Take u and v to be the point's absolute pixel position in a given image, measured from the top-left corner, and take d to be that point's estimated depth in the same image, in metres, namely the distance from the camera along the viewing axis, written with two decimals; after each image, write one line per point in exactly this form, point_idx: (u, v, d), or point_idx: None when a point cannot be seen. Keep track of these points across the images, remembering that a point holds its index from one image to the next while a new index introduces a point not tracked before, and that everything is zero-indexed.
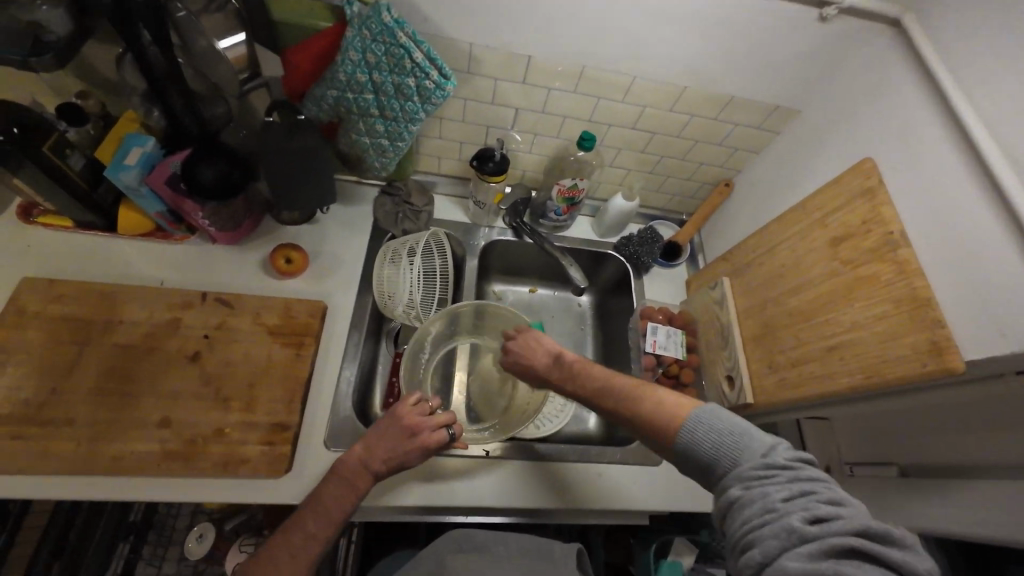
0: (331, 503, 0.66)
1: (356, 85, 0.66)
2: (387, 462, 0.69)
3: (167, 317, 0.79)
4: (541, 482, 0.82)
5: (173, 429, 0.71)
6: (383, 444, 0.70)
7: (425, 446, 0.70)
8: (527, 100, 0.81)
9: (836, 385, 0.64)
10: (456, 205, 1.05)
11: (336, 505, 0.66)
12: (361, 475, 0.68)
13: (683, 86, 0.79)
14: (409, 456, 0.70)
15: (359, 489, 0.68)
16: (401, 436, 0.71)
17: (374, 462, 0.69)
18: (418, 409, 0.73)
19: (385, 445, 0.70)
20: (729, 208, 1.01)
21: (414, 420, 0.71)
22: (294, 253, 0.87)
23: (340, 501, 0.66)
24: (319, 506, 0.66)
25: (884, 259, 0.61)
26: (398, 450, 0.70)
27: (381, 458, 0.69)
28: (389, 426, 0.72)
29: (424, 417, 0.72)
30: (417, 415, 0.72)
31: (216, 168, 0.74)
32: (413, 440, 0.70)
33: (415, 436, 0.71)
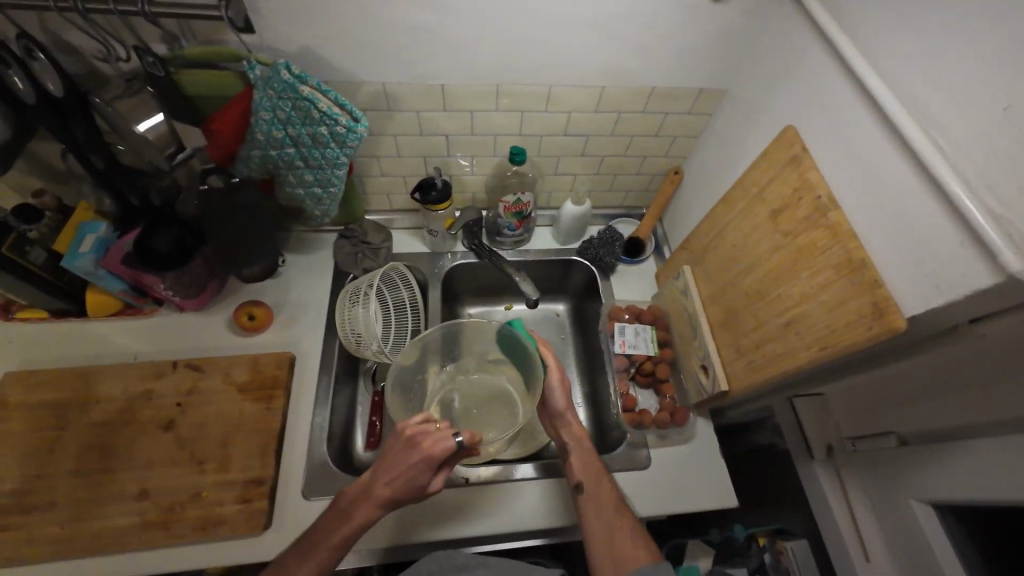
0: (326, 530, 0.63)
1: (274, 142, 0.68)
2: (390, 481, 0.63)
3: (139, 389, 0.81)
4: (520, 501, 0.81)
5: (152, 499, 0.73)
6: (388, 459, 0.64)
7: (428, 456, 0.61)
8: (453, 125, 0.83)
9: (797, 361, 0.61)
10: (415, 236, 1.06)
11: (332, 533, 0.63)
12: (366, 495, 0.63)
13: (601, 87, 0.79)
14: (411, 473, 0.62)
15: (356, 517, 0.63)
16: (404, 450, 0.64)
17: (377, 485, 0.63)
18: (423, 423, 0.65)
19: (388, 464, 0.64)
20: (684, 196, 0.99)
21: (414, 430, 0.64)
22: (256, 308, 0.90)
23: (339, 526, 0.63)
24: (307, 545, 0.63)
25: (818, 225, 0.59)
26: (398, 469, 0.63)
27: (383, 478, 0.63)
28: (393, 442, 0.65)
29: (427, 427, 0.64)
30: (421, 425, 0.64)
31: (169, 236, 0.76)
32: (414, 452, 0.62)
33: (416, 447, 0.63)
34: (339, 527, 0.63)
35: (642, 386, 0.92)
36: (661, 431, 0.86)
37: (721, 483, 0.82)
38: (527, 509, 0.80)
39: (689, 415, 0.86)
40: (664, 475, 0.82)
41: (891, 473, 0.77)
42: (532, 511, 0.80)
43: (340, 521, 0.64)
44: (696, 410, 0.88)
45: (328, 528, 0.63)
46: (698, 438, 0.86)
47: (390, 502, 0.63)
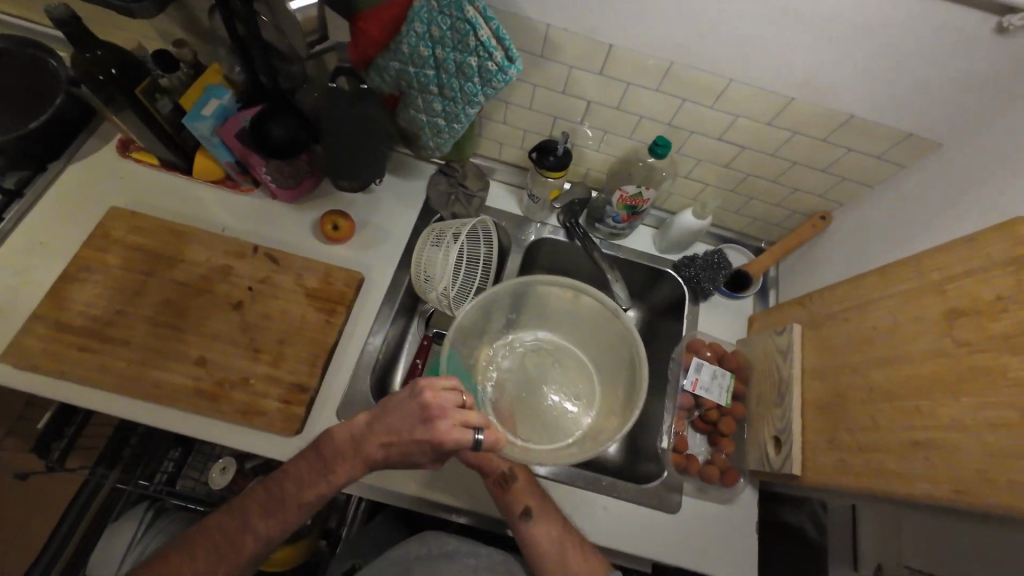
0: (307, 479, 0.62)
1: (418, 59, 0.63)
2: (381, 447, 0.60)
3: (221, 263, 0.83)
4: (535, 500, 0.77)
5: (208, 369, 0.76)
6: (384, 428, 0.60)
7: (437, 441, 0.57)
8: (602, 93, 0.74)
9: (912, 490, 0.53)
10: (511, 195, 1.00)
11: (310, 485, 0.62)
12: (353, 455, 0.61)
13: (789, 97, 0.66)
14: (412, 447, 0.59)
15: (337, 473, 0.62)
16: (413, 419, 0.59)
17: (370, 444, 0.61)
18: (445, 395, 0.60)
19: (387, 430, 0.60)
20: (820, 246, 0.86)
21: (435, 401, 0.59)
22: (341, 220, 0.89)
23: (317, 483, 0.62)
24: (294, 478, 0.62)
25: (1015, 353, 0.47)
26: (399, 437, 0.59)
27: (378, 442, 0.60)
28: (403, 407, 0.61)
29: (447, 405, 0.59)
30: (442, 398, 0.59)
31: (285, 128, 0.76)
32: (419, 432, 0.58)
33: (425, 427, 0.58)
34: (327, 475, 0.61)
35: (696, 430, 0.85)
36: (702, 484, 0.80)
37: (747, 559, 0.77)
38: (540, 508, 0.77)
39: (739, 479, 0.80)
40: (693, 529, 0.77)
41: None
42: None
43: (317, 476, 0.62)
44: (746, 477, 0.81)
45: (322, 468, 0.62)
46: (739, 504, 0.80)
47: (375, 464, 0.62)
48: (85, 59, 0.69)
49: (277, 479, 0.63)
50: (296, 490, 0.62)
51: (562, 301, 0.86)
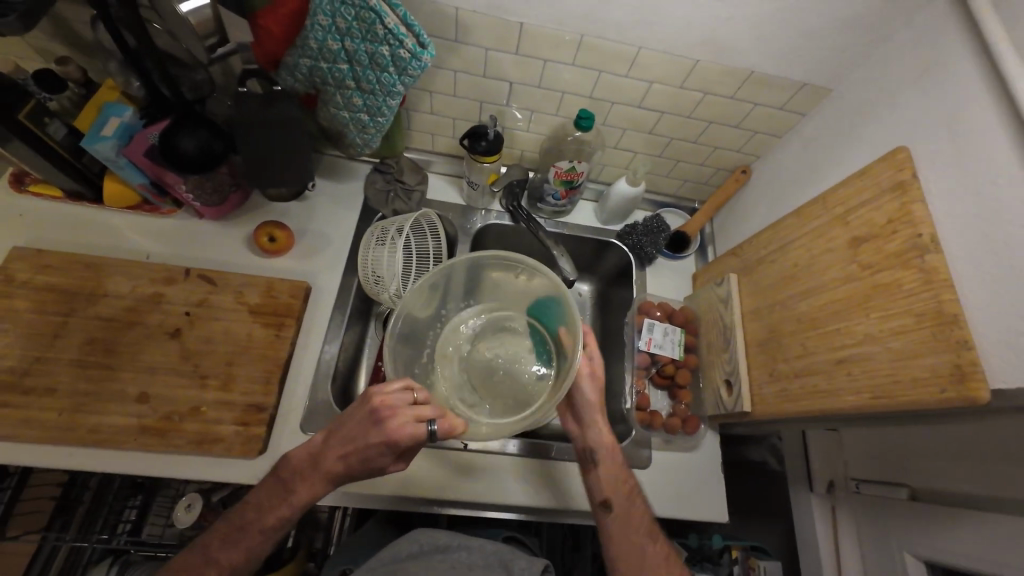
0: (267, 505, 0.62)
1: (328, 54, 0.61)
2: (339, 457, 0.60)
3: (149, 292, 0.78)
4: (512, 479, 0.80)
5: (151, 403, 0.72)
6: (340, 439, 0.61)
7: (389, 440, 0.58)
8: (521, 73, 0.75)
9: (840, 403, 0.58)
10: (452, 185, 1.00)
11: (272, 509, 0.62)
12: (312, 471, 0.61)
13: (695, 60, 0.70)
14: (369, 453, 0.59)
15: (299, 492, 0.62)
16: (365, 424, 0.60)
17: (328, 458, 0.61)
18: (394, 395, 0.60)
19: (339, 440, 0.61)
20: (745, 198, 0.92)
21: (386, 403, 0.59)
22: (277, 231, 0.85)
23: (279, 507, 0.62)
24: (253, 512, 0.62)
25: (908, 266, 0.53)
26: (356, 446, 0.59)
27: (336, 455, 0.60)
28: (355, 415, 0.61)
29: (398, 405, 0.59)
30: (393, 399, 0.59)
31: (196, 139, 0.72)
32: (374, 435, 0.58)
33: (379, 429, 0.58)
34: (284, 500, 0.62)
35: (657, 386, 0.90)
36: (667, 436, 0.84)
37: (717, 498, 0.82)
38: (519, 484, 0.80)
39: (700, 425, 0.84)
40: (665, 479, 0.81)
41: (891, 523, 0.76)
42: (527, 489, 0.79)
43: (279, 499, 0.62)
44: (707, 422, 0.86)
45: (281, 494, 0.62)
46: (703, 449, 0.85)
47: (333, 479, 0.61)
48: None
49: (239, 508, 0.63)
50: (258, 515, 0.62)
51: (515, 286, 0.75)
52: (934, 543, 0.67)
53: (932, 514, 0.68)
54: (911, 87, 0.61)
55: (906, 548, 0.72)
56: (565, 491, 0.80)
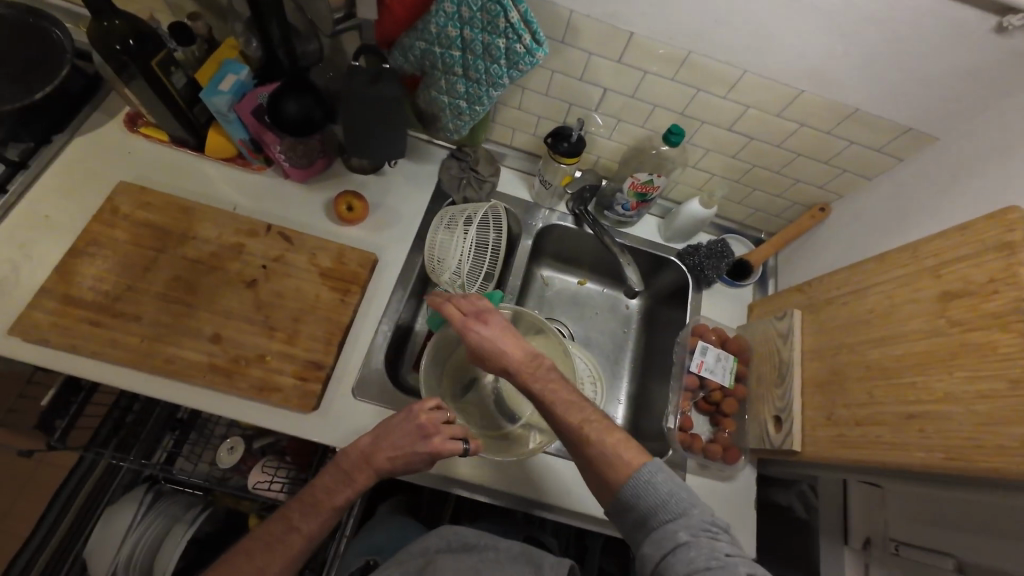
0: (327, 493, 0.68)
1: (445, 40, 0.64)
2: (392, 457, 0.67)
3: (233, 241, 0.83)
4: (556, 479, 0.82)
5: (222, 345, 0.76)
6: (391, 442, 0.68)
7: (434, 453, 0.67)
8: (618, 81, 0.76)
9: (907, 458, 0.57)
10: (521, 181, 1.02)
11: (336, 492, 0.68)
12: (368, 466, 0.68)
13: (799, 90, 0.69)
14: (413, 458, 0.67)
15: (357, 481, 0.68)
16: (413, 434, 0.68)
17: (379, 457, 0.68)
18: (436, 413, 0.69)
19: (393, 440, 0.68)
20: (818, 236, 0.91)
21: (428, 420, 0.68)
22: (355, 201, 0.89)
23: (340, 490, 0.68)
24: (313, 493, 0.68)
25: (1007, 330, 0.51)
26: (403, 451, 0.67)
27: (386, 455, 0.68)
28: (403, 424, 0.69)
29: (438, 423, 0.68)
30: (435, 417, 0.69)
31: (300, 103, 0.76)
32: (421, 446, 0.67)
33: (424, 442, 0.67)
34: (343, 489, 0.68)
35: (700, 411, 0.89)
36: (704, 462, 0.83)
37: (748, 532, 0.80)
38: (562, 484, 0.82)
39: (740, 457, 0.83)
40: None
41: None
42: (569, 491, 0.81)
43: (340, 484, 0.68)
44: (747, 455, 0.84)
45: (333, 489, 0.68)
46: (738, 481, 0.83)
47: (388, 472, 0.69)
48: (103, 26, 0.68)
49: (307, 487, 0.68)
50: (325, 497, 0.68)
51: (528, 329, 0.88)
52: None
53: None
54: None
55: None
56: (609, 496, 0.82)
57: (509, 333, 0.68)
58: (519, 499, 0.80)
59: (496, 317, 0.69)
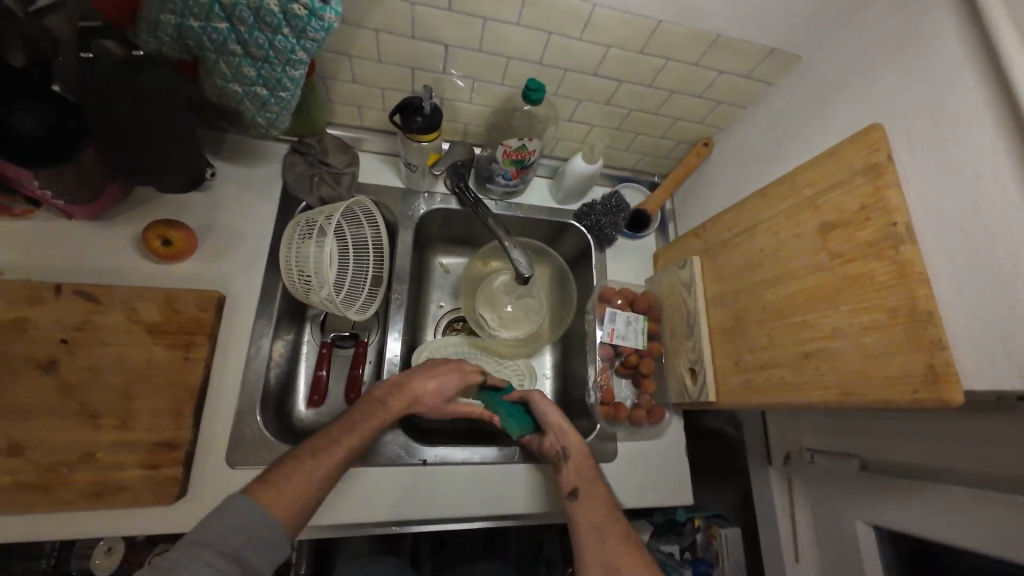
0: (382, 404, 0.67)
1: (197, 8, 0.47)
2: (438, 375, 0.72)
3: (9, 317, 0.63)
4: (487, 490, 0.74)
5: (27, 455, 0.59)
6: (428, 367, 0.73)
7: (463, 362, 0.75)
8: (458, 33, 0.63)
9: (806, 399, 0.56)
10: (388, 166, 0.87)
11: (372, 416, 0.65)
12: (417, 381, 0.70)
13: (657, 19, 0.61)
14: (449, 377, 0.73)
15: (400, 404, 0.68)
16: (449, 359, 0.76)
17: (420, 383, 0.70)
18: None
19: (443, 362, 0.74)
20: (707, 173, 0.87)
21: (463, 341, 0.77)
22: (172, 231, 0.70)
23: (384, 411, 0.66)
24: (364, 412, 0.65)
25: (881, 258, 0.50)
26: (439, 371, 0.73)
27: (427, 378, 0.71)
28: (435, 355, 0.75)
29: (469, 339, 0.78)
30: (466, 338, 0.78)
31: (33, 113, 0.54)
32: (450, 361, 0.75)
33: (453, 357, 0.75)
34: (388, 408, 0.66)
35: (621, 376, 0.86)
36: (633, 427, 0.82)
37: (683, 481, 0.82)
38: (494, 495, 0.74)
39: (665, 414, 0.83)
40: (631, 471, 0.80)
41: (840, 492, 0.79)
42: (501, 501, 0.74)
43: (387, 404, 0.67)
44: (671, 408, 0.84)
45: (377, 406, 0.66)
46: (668, 436, 0.83)
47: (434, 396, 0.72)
48: None
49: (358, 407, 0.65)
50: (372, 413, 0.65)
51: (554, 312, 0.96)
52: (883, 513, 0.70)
53: (880, 485, 0.72)
54: (884, 54, 0.56)
55: (858, 516, 0.75)
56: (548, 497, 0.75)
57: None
58: (450, 518, 0.72)
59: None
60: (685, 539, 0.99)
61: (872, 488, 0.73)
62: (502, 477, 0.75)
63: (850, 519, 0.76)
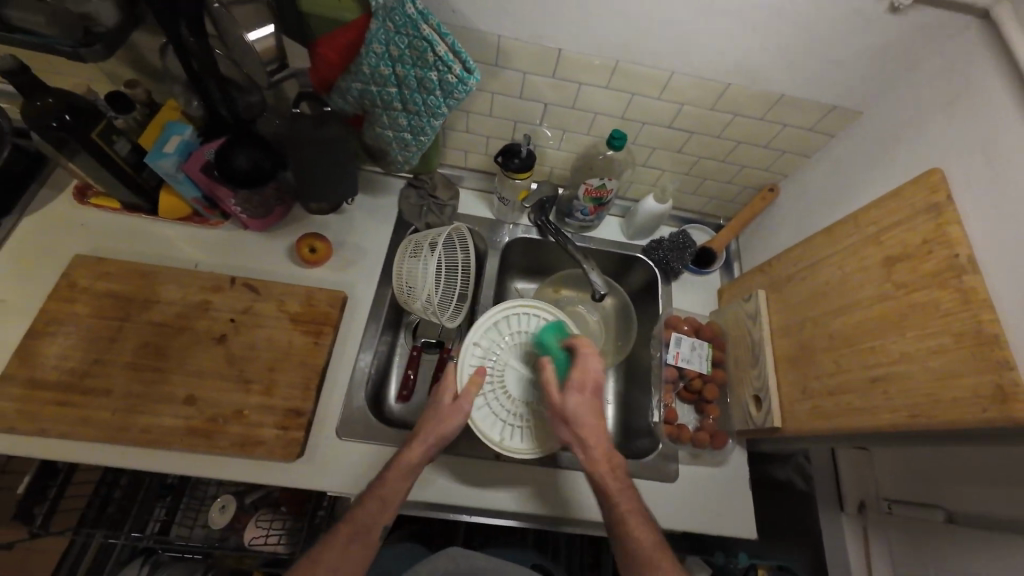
0: (367, 520, 0.65)
1: (379, 78, 0.66)
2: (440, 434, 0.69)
3: (198, 299, 0.82)
4: (565, 491, 0.81)
5: (198, 406, 0.75)
6: (421, 446, 0.69)
7: (451, 428, 0.70)
8: (557, 95, 0.78)
9: (874, 421, 0.59)
10: (482, 201, 1.03)
11: (376, 515, 0.66)
12: (420, 439, 0.69)
13: (726, 83, 0.73)
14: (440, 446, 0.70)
15: (397, 498, 0.67)
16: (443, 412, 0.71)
17: (410, 460, 0.69)
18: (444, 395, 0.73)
19: (440, 416, 0.71)
20: (772, 215, 0.94)
21: (442, 399, 0.73)
22: (318, 242, 0.89)
23: (383, 513, 0.66)
24: (352, 529, 0.65)
25: (945, 287, 0.54)
26: (433, 445, 0.70)
27: (418, 454, 0.69)
28: (424, 428, 0.71)
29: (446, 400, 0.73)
30: (441, 394, 0.73)
31: (248, 156, 0.76)
32: (436, 428, 0.70)
33: (439, 425, 0.70)
34: (385, 513, 0.66)
35: (684, 401, 0.90)
36: (695, 450, 0.85)
37: (745, 512, 0.82)
38: (572, 495, 0.81)
39: (728, 441, 0.85)
40: (691, 493, 0.82)
41: (922, 544, 0.75)
42: (578, 500, 0.81)
43: (382, 504, 0.66)
44: (734, 437, 0.86)
45: (368, 516, 0.65)
46: (731, 465, 0.85)
47: (438, 446, 0.70)
48: (38, 105, 0.68)
49: (350, 515, 0.65)
50: (375, 515, 0.65)
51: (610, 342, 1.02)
52: (970, 567, 0.66)
53: (966, 537, 0.68)
54: (941, 111, 0.63)
55: (944, 572, 0.70)
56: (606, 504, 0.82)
57: (600, 392, 0.74)
58: (532, 513, 0.80)
59: (600, 383, 0.74)
60: None
61: (957, 540, 0.70)
62: (577, 480, 0.82)
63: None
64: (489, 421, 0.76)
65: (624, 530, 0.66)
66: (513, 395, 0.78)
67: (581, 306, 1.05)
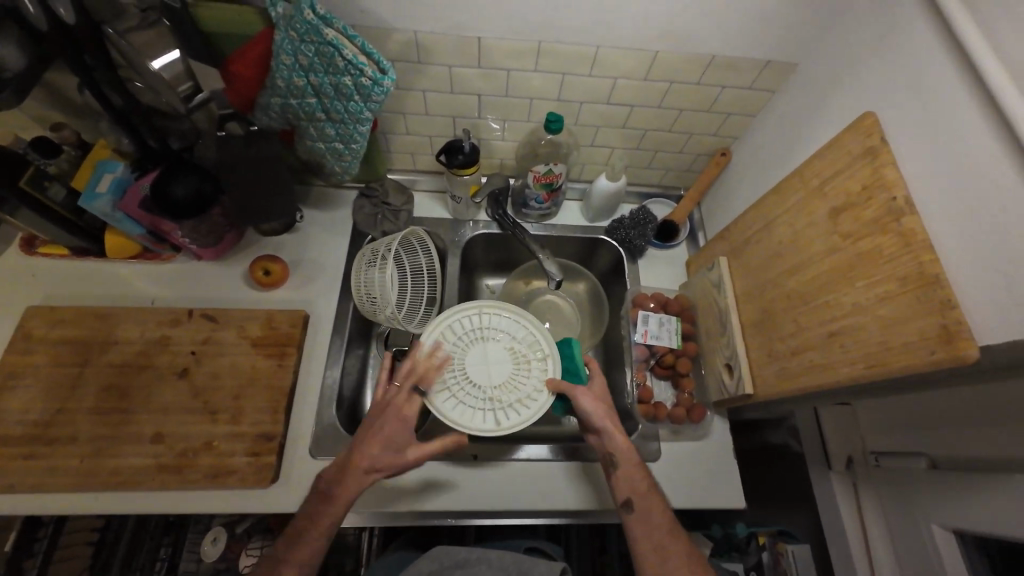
0: (309, 526, 0.63)
1: (296, 90, 0.65)
2: (397, 425, 0.66)
3: (156, 335, 0.81)
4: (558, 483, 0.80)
5: (165, 443, 0.74)
6: (375, 435, 0.66)
7: (403, 416, 0.67)
8: (488, 85, 0.77)
9: (835, 376, 0.57)
10: (438, 201, 1.02)
11: (320, 521, 0.64)
12: (376, 435, 0.66)
13: (655, 52, 0.71)
14: (397, 434, 0.66)
15: (346, 502, 0.64)
16: (391, 417, 0.67)
17: (365, 454, 0.65)
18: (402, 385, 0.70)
19: (397, 410, 0.67)
20: (728, 180, 0.92)
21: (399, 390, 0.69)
22: (272, 265, 0.88)
23: (328, 518, 0.64)
24: (295, 543, 0.63)
25: (886, 231, 0.52)
26: (386, 437, 0.66)
27: (375, 446, 0.65)
28: (379, 412, 0.68)
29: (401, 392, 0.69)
30: (400, 388, 0.70)
31: (187, 185, 0.74)
32: (390, 417, 0.67)
33: (394, 413, 0.67)
34: (325, 517, 0.64)
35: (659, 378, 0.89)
36: (674, 426, 0.84)
37: (732, 482, 0.81)
38: (566, 489, 0.80)
39: (706, 413, 0.84)
40: (676, 470, 0.81)
41: (910, 494, 0.74)
42: (573, 494, 0.80)
43: (325, 511, 0.64)
44: (712, 409, 0.85)
45: (310, 521, 0.64)
46: (712, 436, 0.84)
47: (396, 443, 0.66)
48: None
49: (299, 518, 0.65)
50: (318, 521, 0.64)
51: (586, 325, 1.02)
52: (960, 512, 0.65)
53: (952, 482, 0.67)
54: (867, 53, 0.61)
55: (933, 519, 0.69)
56: (591, 492, 0.80)
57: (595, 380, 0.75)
58: (528, 510, 0.79)
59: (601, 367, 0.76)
60: (750, 559, 0.90)
61: (942, 485, 0.69)
62: (571, 471, 0.81)
63: (926, 524, 0.71)
64: (453, 405, 0.75)
65: (652, 508, 0.65)
66: (481, 382, 0.77)
67: (552, 295, 1.04)
